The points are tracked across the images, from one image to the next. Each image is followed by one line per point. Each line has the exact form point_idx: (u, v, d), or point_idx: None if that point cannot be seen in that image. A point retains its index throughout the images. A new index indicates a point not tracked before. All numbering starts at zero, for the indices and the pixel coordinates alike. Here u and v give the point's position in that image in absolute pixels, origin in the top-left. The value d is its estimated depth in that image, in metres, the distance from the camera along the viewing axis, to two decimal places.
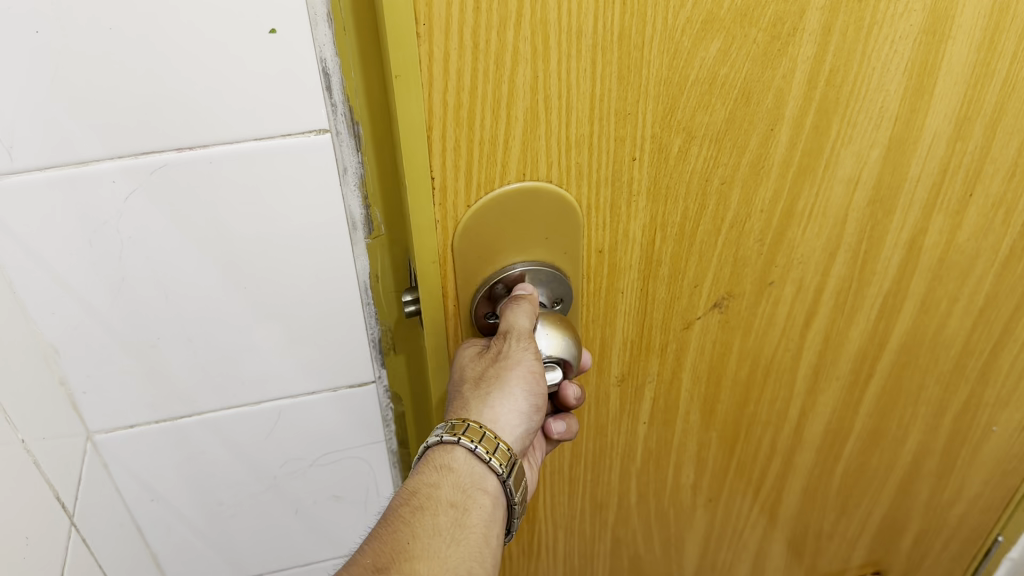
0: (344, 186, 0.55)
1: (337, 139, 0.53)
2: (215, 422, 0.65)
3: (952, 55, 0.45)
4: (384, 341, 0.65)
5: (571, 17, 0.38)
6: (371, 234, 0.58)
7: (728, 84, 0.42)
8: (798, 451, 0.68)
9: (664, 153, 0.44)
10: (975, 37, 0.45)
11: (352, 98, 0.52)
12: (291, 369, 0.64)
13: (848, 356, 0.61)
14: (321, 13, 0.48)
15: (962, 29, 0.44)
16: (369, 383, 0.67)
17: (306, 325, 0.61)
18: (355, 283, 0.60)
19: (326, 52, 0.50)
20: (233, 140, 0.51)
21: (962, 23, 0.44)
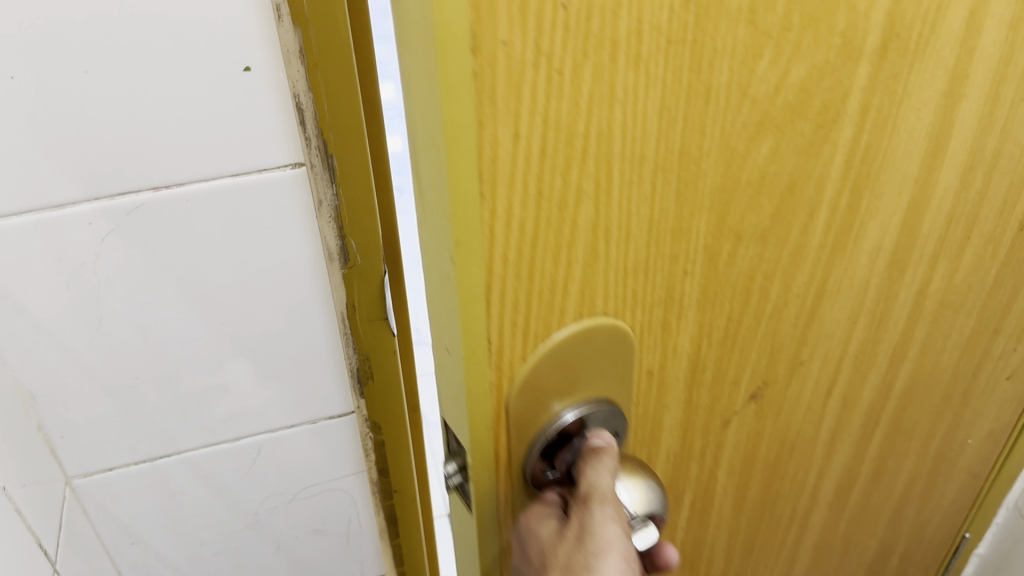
0: (319, 219, 0.58)
1: (311, 170, 0.55)
2: (194, 460, 0.67)
3: (965, 113, 0.44)
4: (361, 370, 0.67)
5: (635, 142, 0.34)
6: (347, 265, 0.61)
7: (776, 177, 0.40)
8: (813, 512, 0.66)
9: (713, 260, 0.42)
10: (985, 92, 0.44)
11: (326, 132, 0.54)
12: (268, 399, 0.66)
13: (861, 411, 0.60)
14: (294, 51, 0.50)
15: (975, 87, 0.43)
16: (348, 414, 0.70)
17: (280, 358, 0.64)
18: (332, 312, 0.63)
19: (299, 88, 0.52)
20: (206, 178, 0.53)
21: (975, 81, 0.43)
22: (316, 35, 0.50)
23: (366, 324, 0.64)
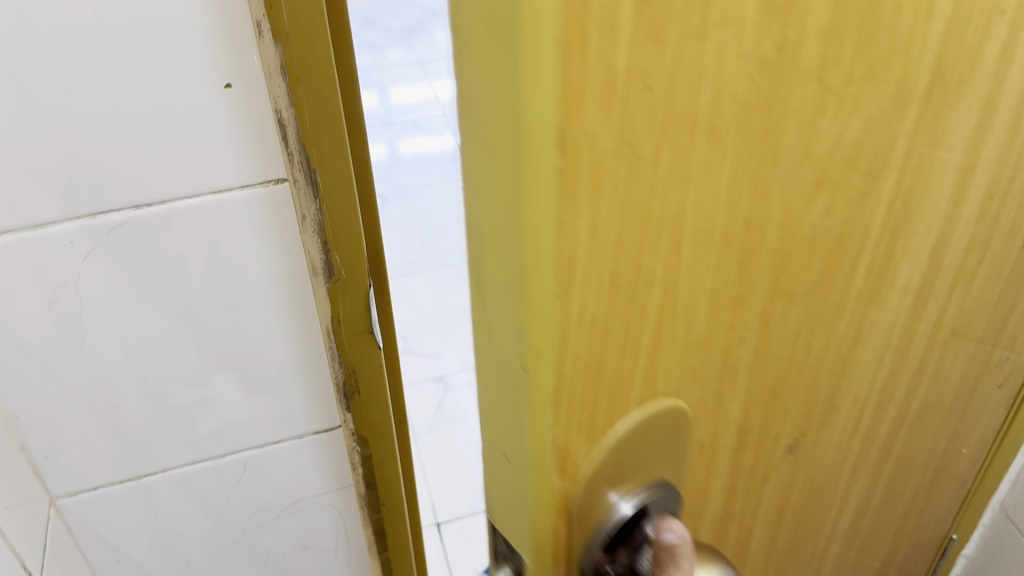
0: (304, 232, 0.54)
1: (295, 186, 0.52)
2: (181, 479, 0.62)
3: (991, 143, 0.40)
4: (348, 386, 0.62)
5: (705, 218, 0.29)
6: (332, 279, 0.56)
7: (826, 235, 0.35)
8: (834, 555, 0.62)
9: (766, 325, 0.37)
10: (1011, 121, 0.40)
11: (309, 146, 0.50)
12: (253, 422, 0.62)
13: (891, 450, 0.56)
14: (275, 65, 0.47)
15: (1001, 118, 0.39)
16: (335, 427, 0.65)
17: (268, 376, 0.60)
18: (317, 326, 0.58)
19: (281, 103, 0.49)
20: (189, 195, 0.50)
21: (1002, 112, 0.39)
22: (297, 49, 0.46)
23: (351, 339, 0.59)
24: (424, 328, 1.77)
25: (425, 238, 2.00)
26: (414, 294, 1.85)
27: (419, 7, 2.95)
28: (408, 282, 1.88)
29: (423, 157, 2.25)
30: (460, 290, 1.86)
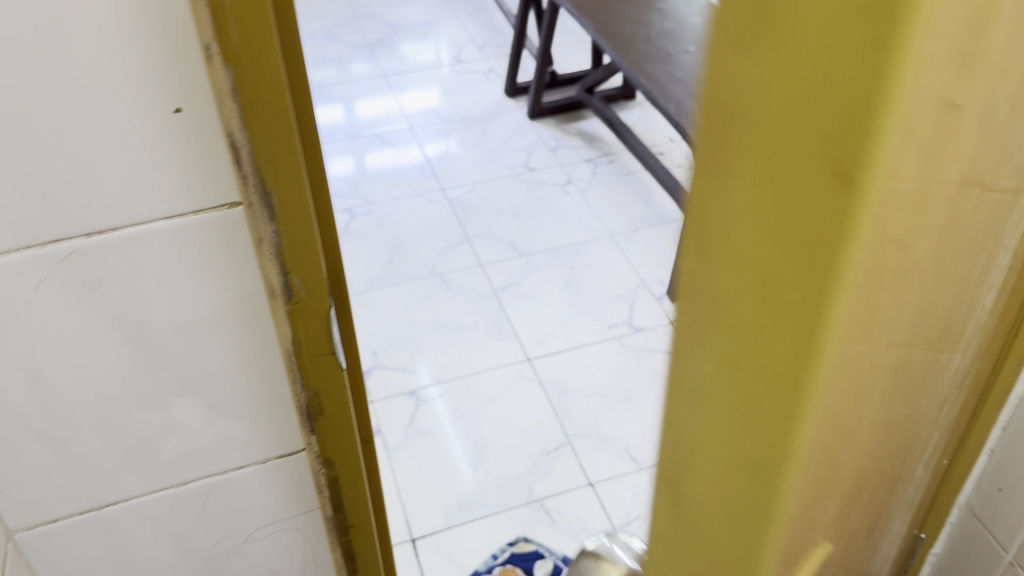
0: (260, 255, 0.50)
1: (250, 210, 0.48)
2: (142, 508, 0.59)
3: None
4: (311, 407, 0.59)
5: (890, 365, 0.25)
6: (292, 301, 0.53)
7: (952, 317, 0.30)
8: None
9: (903, 418, 0.33)
10: None
11: (263, 167, 0.46)
12: (218, 446, 0.59)
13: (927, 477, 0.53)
14: (226, 87, 0.42)
15: None
16: (298, 451, 0.62)
17: (231, 400, 0.57)
18: (276, 348, 0.55)
19: (234, 127, 0.44)
20: (143, 221, 0.46)
21: None
22: (249, 71, 0.42)
23: (311, 360, 0.56)
24: (395, 342, 1.75)
25: (394, 251, 1.98)
26: (385, 308, 1.83)
27: (383, 19, 2.93)
28: (378, 296, 1.86)
29: (390, 171, 2.23)
30: (431, 304, 1.84)
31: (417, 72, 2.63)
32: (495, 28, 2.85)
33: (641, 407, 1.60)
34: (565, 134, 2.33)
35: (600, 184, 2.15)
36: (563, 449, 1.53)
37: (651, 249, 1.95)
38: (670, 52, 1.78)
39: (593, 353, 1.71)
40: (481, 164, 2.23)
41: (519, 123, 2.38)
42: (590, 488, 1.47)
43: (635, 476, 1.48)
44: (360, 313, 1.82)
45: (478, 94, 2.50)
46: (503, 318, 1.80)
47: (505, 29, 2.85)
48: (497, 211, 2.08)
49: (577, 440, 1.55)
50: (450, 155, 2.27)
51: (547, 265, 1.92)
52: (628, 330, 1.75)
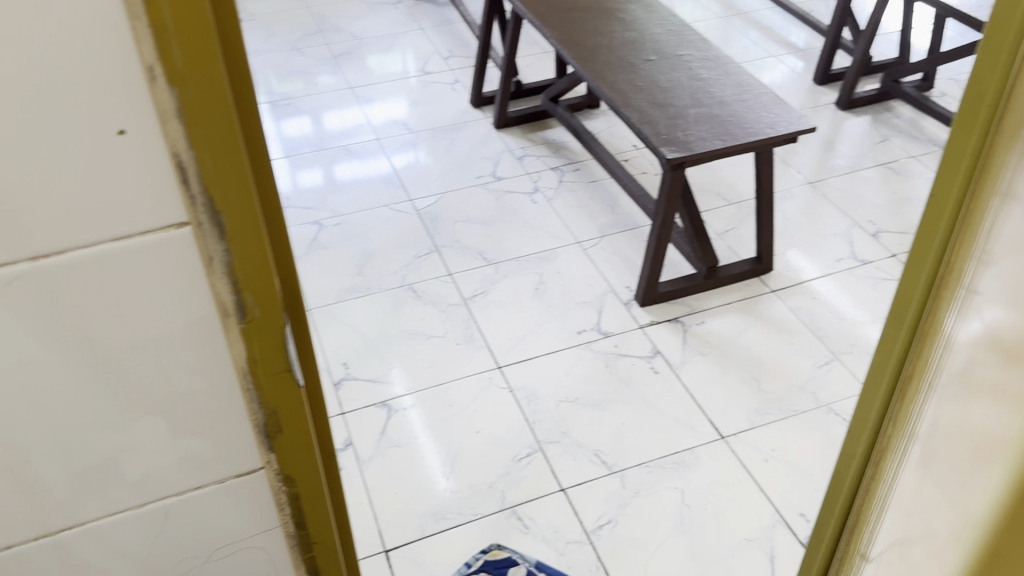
0: (210, 276, 0.47)
1: (199, 230, 0.45)
2: (99, 532, 0.55)
3: None
4: (269, 425, 0.55)
5: None
6: (245, 321, 0.49)
7: None
8: None
9: None
10: None
11: (212, 190, 0.44)
12: (177, 467, 0.55)
13: None
14: (171, 110, 0.40)
15: None
16: (257, 469, 0.58)
17: (190, 418, 0.53)
18: (231, 367, 0.51)
19: (179, 147, 0.42)
20: (87, 238, 0.43)
21: None
22: (194, 94, 0.40)
23: (269, 379, 0.52)
24: (365, 353, 1.75)
25: (363, 262, 1.98)
26: (355, 320, 1.83)
27: (348, 32, 2.93)
28: (348, 308, 1.86)
29: (358, 182, 2.24)
30: (400, 314, 1.85)
31: (383, 84, 2.63)
32: (459, 39, 2.87)
33: (611, 411, 1.62)
34: (531, 143, 2.35)
35: (566, 191, 2.17)
36: (534, 454, 1.55)
37: (618, 255, 1.98)
38: (631, 62, 1.80)
39: (563, 359, 1.72)
40: (449, 174, 2.24)
41: (486, 133, 2.39)
42: (562, 494, 1.48)
43: (607, 479, 1.50)
44: (330, 326, 1.81)
45: (444, 105, 2.51)
46: (473, 327, 1.81)
47: (469, 40, 2.87)
48: (465, 220, 2.09)
49: (549, 446, 1.56)
50: (417, 165, 2.28)
51: (516, 273, 1.93)
52: (596, 336, 1.77)
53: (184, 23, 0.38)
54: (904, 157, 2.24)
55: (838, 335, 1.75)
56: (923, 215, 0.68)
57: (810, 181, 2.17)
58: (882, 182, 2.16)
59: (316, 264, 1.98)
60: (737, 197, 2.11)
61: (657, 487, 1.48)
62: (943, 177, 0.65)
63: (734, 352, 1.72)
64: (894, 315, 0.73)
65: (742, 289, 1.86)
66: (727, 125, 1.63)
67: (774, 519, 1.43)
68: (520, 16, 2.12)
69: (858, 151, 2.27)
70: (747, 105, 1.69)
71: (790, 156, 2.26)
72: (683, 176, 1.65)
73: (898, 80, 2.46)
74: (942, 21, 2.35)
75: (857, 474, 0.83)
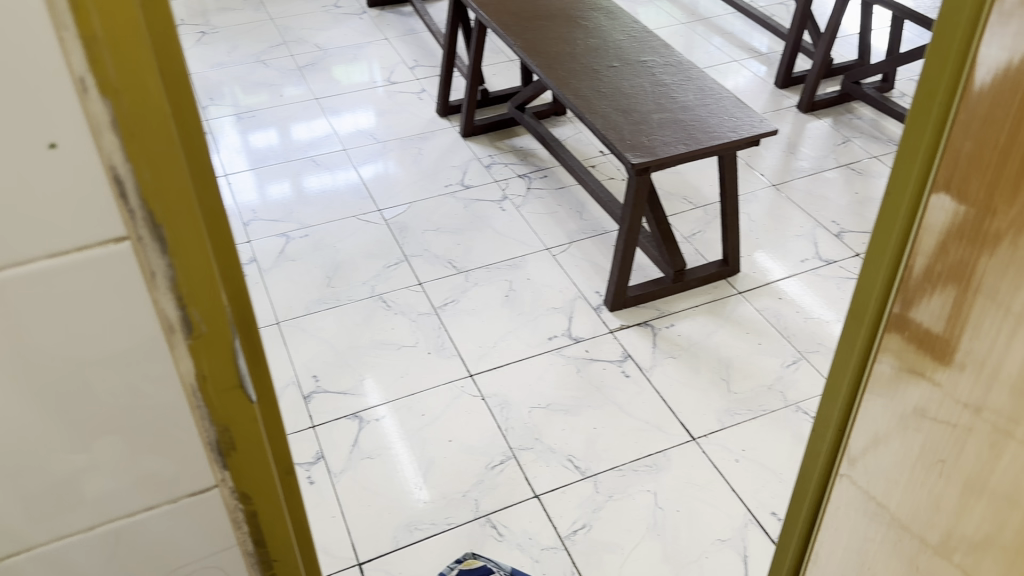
0: (154, 291, 0.47)
1: (139, 244, 0.45)
2: (49, 559, 0.53)
3: None
4: (221, 442, 0.54)
5: None
6: (192, 336, 0.49)
7: None
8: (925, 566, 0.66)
9: None
10: None
11: (152, 202, 0.44)
12: (128, 491, 0.53)
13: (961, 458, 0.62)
14: (104, 120, 0.40)
15: None
16: (210, 488, 0.56)
17: (140, 440, 0.52)
18: (179, 386, 0.51)
19: (116, 159, 0.41)
20: (23, 259, 0.42)
21: None
22: (129, 105, 0.40)
23: (218, 395, 0.52)
24: (335, 364, 1.74)
25: (332, 273, 1.97)
26: (324, 332, 1.81)
27: (312, 42, 2.92)
28: (316, 319, 1.84)
29: (326, 193, 2.22)
30: (370, 324, 1.83)
31: (349, 94, 2.62)
32: (425, 48, 2.87)
33: (582, 415, 1.62)
34: (499, 151, 2.35)
35: (535, 198, 2.18)
36: (508, 462, 1.54)
37: (587, 260, 1.99)
38: (594, 68, 1.82)
39: (534, 366, 1.72)
40: (417, 184, 2.24)
41: (453, 141, 2.39)
42: (536, 500, 1.48)
43: (580, 484, 1.50)
44: (299, 339, 1.80)
45: (412, 115, 2.51)
46: (444, 335, 1.80)
47: (435, 50, 2.87)
48: (434, 229, 2.09)
49: (522, 453, 1.56)
50: (385, 175, 2.27)
51: (486, 281, 1.93)
52: (567, 341, 1.78)
53: (117, 34, 0.38)
54: (866, 158, 2.28)
55: (805, 334, 1.77)
56: (879, 214, 0.69)
57: (774, 183, 2.20)
58: (845, 183, 2.19)
59: (283, 276, 1.96)
60: (703, 200, 2.13)
61: (630, 490, 1.49)
62: (900, 174, 0.66)
63: (703, 354, 1.73)
64: (853, 313, 0.74)
65: (710, 291, 1.88)
66: (690, 129, 1.65)
67: (746, 518, 1.44)
68: (484, 25, 2.13)
69: (820, 152, 2.31)
70: (710, 109, 1.71)
71: (755, 159, 2.29)
72: (648, 180, 1.67)
73: (859, 82, 2.50)
74: (899, 23, 2.39)
75: (825, 467, 0.84)
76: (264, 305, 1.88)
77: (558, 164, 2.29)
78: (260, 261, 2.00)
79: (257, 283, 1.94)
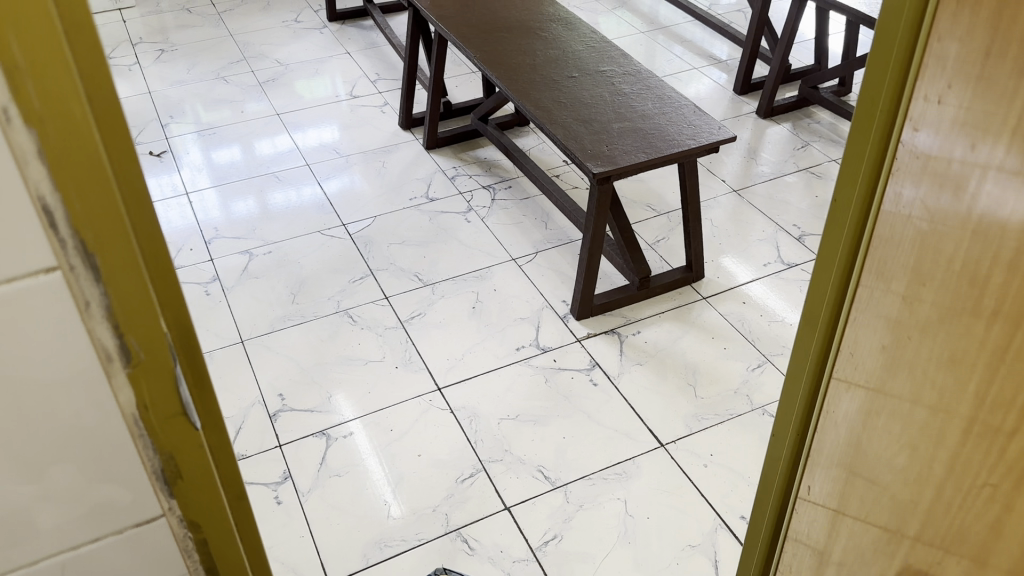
0: (89, 321, 0.45)
1: (70, 273, 0.43)
2: None
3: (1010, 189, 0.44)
4: (167, 471, 0.53)
5: None
6: (131, 365, 0.48)
7: None
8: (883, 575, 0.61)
9: None
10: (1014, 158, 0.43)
11: (83, 230, 0.42)
12: (68, 524, 0.51)
13: (900, 455, 0.58)
14: (30, 149, 0.39)
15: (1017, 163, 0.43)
16: (157, 517, 0.55)
17: (78, 472, 0.50)
18: (119, 416, 0.49)
19: (43, 188, 0.40)
20: None
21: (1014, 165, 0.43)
22: (55, 134, 0.39)
23: (161, 423, 0.50)
24: (302, 382, 1.72)
25: (297, 290, 1.95)
26: (289, 349, 1.79)
27: (273, 58, 2.90)
28: (281, 337, 1.82)
29: (289, 209, 2.20)
30: (336, 341, 1.82)
31: (311, 109, 2.61)
32: (387, 61, 2.86)
33: (552, 425, 1.62)
34: (463, 163, 2.35)
35: (500, 209, 2.18)
36: (477, 474, 1.53)
37: (553, 270, 1.99)
38: (554, 79, 1.83)
39: (502, 377, 1.72)
40: (381, 197, 2.23)
41: (417, 154, 2.39)
42: (506, 512, 1.47)
43: (550, 495, 1.49)
44: (264, 357, 1.77)
45: (375, 128, 2.50)
46: (411, 349, 1.79)
47: (398, 63, 2.87)
48: (400, 243, 2.08)
49: (492, 465, 1.55)
50: (350, 190, 2.26)
51: (452, 293, 1.93)
52: (535, 351, 1.78)
53: (39, 61, 0.37)
54: (826, 161, 2.32)
55: (769, 337, 1.79)
56: (829, 215, 0.68)
57: (736, 189, 2.22)
58: (805, 186, 2.22)
59: (246, 295, 1.93)
60: (666, 207, 2.15)
61: (601, 498, 1.49)
62: (847, 178, 0.65)
63: (670, 360, 1.74)
64: (808, 315, 0.74)
65: (675, 297, 1.89)
66: (650, 138, 1.66)
67: (716, 523, 1.45)
68: (444, 37, 2.12)
69: (781, 156, 2.34)
70: (669, 117, 1.72)
71: (716, 165, 2.31)
72: (610, 189, 1.68)
73: (817, 87, 2.55)
74: (852, 28, 2.44)
75: (788, 468, 0.83)
76: (227, 324, 1.85)
77: (522, 174, 2.30)
78: (222, 279, 1.98)
79: (220, 301, 1.91)
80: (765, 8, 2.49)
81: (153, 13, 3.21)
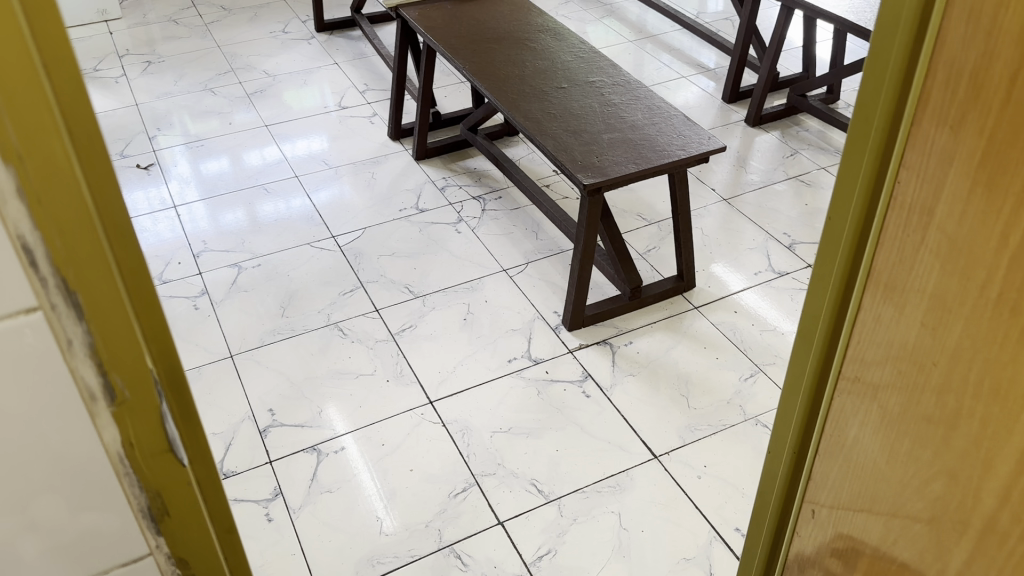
0: (72, 360, 0.44)
1: (52, 313, 0.42)
2: None
3: None
4: (154, 508, 0.52)
5: None
6: (114, 403, 0.46)
7: None
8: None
9: None
10: None
11: (64, 267, 0.41)
12: (51, 567, 0.50)
13: (932, 482, 0.55)
14: (9, 187, 0.38)
15: None
16: (144, 555, 0.53)
17: (61, 513, 0.48)
18: (105, 456, 0.48)
19: (23, 227, 0.39)
20: None
21: None
22: (34, 172, 0.38)
23: (146, 459, 0.49)
24: (291, 397, 1.70)
25: (287, 303, 1.93)
26: (279, 363, 1.77)
27: (261, 69, 2.88)
28: (271, 351, 1.80)
29: (278, 221, 2.18)
30: (327, 355, 1.80)
31: (300, 121, 2.59)
32: (376, 72, 2.86)
33: (544, 438, 1.61)
34: (453, 173, 2.35)
35: (490, 220, 2.17)
36: (470, 489, 1.52)
37: (544, 281, 1.98)
38: (543, 90, 1.82)
39: (494, 390, 1.70)
40: (371, 209, 2.21)
41: (407, 165, 2.38)
42: (500, 527, 1.46)
43: (544, 509, 1.48)
44: (253, 372, 1.76)
45: (364, 139, 2.49)
46: (402, 363, 1.77)
47: (386, 73, 2.86)
48: (390, 255, 2.06)
49: (484, 479, 1.54)
50: (339, 201, 2.25)
51: (444, 305, 1.91)
52: (527, 363, 1.77)
53: (17, 98, 0.36)
54: (815, 169, 2.32)
55: (761, 347, 1.79)
56: (825, 233, 0.66)
57: (726, 197, 2.22)
58: (795, 195, 2.23)
59: (235, 309, 1.92)
60: (657, 217, 2.15)
61: (594, 511, 1.48)
62: (843, 195, 0.63)
63: (663, 371, 1.74)
64: (803, 333, 0.72)
65: (666, 307, 1.89)
66: (640, 148, 1.65)
67: (710, 535, 1.44)
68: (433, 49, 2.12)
69: (770, 164, 2.34)
70: (659, 127, 1.72)
71: (705, 174, 2.31)
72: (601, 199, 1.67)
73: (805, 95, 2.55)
74: (839, 36, 2.45)
75: (784, 491, 0.80)
76: (216, 339, 1.83)
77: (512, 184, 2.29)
78: (211, 293, 1.96)
79: (207, 316, 1.90)
80: (753, 17, 2.50)
81: (140, 25, 3.19)
